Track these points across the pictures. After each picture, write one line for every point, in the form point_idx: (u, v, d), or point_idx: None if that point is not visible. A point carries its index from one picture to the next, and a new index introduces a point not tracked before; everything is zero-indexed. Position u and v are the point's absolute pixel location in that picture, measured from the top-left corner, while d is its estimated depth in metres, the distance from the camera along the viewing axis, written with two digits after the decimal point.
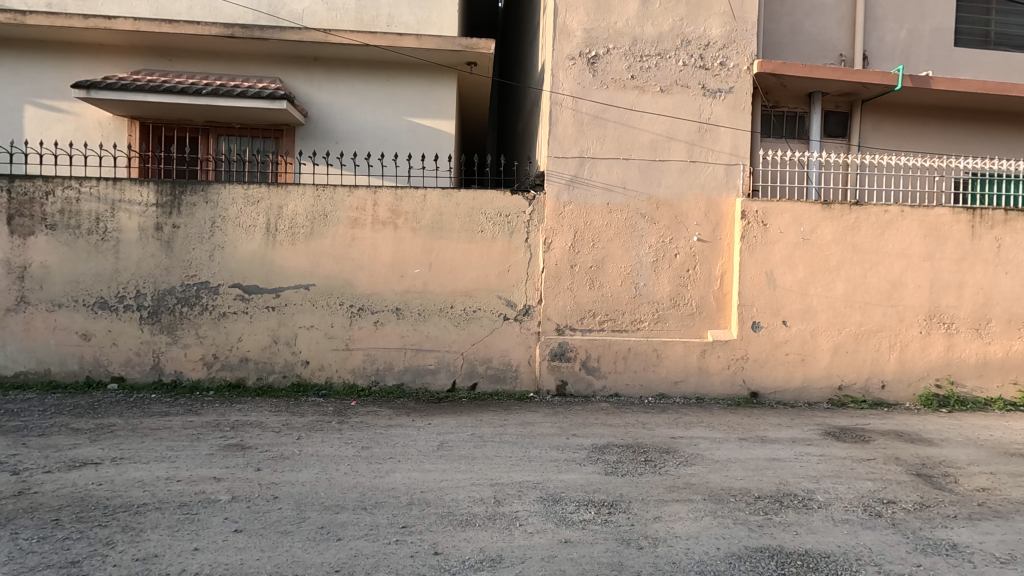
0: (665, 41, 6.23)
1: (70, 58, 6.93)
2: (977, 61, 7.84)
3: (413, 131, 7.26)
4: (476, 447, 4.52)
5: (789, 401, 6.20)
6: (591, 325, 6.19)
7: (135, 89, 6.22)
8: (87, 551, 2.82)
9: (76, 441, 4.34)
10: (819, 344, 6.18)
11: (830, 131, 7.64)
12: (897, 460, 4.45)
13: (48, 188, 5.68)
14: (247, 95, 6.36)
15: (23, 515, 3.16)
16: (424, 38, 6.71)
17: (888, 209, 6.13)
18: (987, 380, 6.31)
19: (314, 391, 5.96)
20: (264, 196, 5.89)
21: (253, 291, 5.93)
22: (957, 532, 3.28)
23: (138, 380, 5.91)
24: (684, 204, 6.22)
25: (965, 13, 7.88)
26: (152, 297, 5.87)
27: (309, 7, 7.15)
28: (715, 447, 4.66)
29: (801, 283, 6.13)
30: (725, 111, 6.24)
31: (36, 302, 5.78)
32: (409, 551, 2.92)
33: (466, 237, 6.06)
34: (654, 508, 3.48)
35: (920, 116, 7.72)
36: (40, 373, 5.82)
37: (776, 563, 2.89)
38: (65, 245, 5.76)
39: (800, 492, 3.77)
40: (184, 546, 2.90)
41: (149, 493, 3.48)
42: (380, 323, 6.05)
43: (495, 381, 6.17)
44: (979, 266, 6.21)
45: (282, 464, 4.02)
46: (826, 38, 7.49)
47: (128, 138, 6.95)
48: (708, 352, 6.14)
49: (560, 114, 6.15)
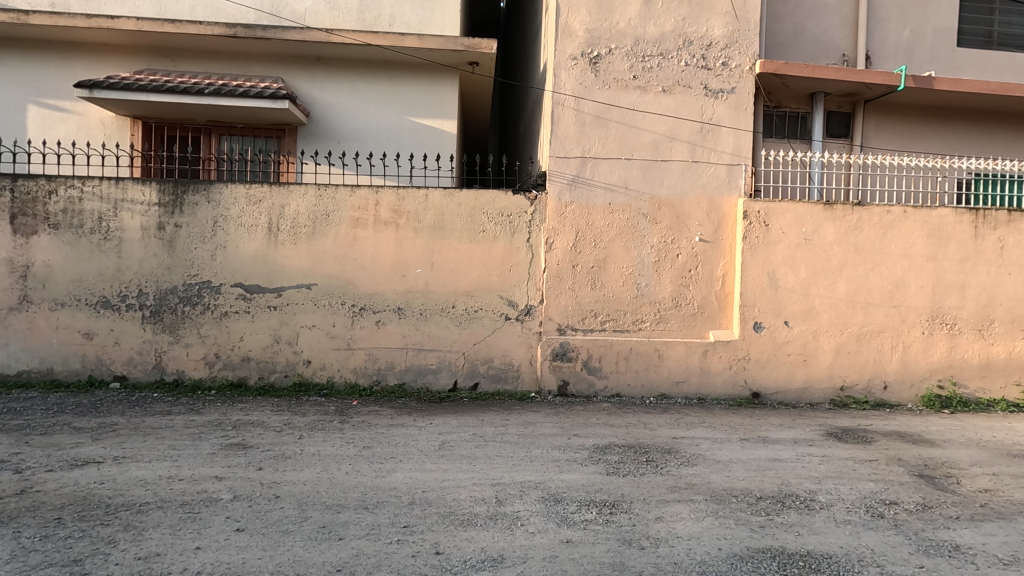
0: (668, 41, 6.22)
1: (73, 57, 6.94)
2: (980, 62, 7.83)
3: (414, 130, 7.26)
4: (477, 447, 4.52)
5: (791, 401, 6.20)
6: (593, 326, 6.19)
7: (138, 89, 6.23)
8: (89, 550, 2.82)
9: (78, 440, 4.35)
10: (820, 344, 6.17)
11: (831, 131, 7.63)
12: (898, 461, 4.45)
13: (50, 187, 5.69)
14: (249, 95, 6.36)
15: (25, 513, 3.17)
16: (426, 38, 6.71)
17: (890, 209, 6.11)
18: (989, 381, 6.29)
19: (316, 391, 5.96)
20: (266, 195, 5.90)
21: (254, 291, 5.94)
22: (960, 533, 3.27)
23: (140, 379, 5.92)
24: (686, 204, 6.22)
25: (968, 13, 7.86)
26: (154, 296, 5.87)
27: (311, 7, 7.15)
28: (716, 448, 4.66)
29: (803, 284, 6.12)
30: (727, 111, 6.23)
31: (39, 301, 5.79)
32: (410, 550, 2.92)
33: (467, 237, 6.06)
34: (655, 508, 3.47)
35: (922, 117, 7.71)
36: (42, 372, 5.83)
37: (778, 564, 2.89)
38: (67, 245, 5.77)
39: (802, 493, 3.76)
40: (186, 545, 2.90)
41: (151, 492, 3.49)
42: (381, 322, 6.05)
43: (496, 381, 6.17)
44: (981, 267, 6.20)
45: (284, 463, 4.02)
46: (829, 38, 7.48)
47: (131, 137, 6.96)
48: (709, 353, 6.13)
49: (562, 114, 6.15)
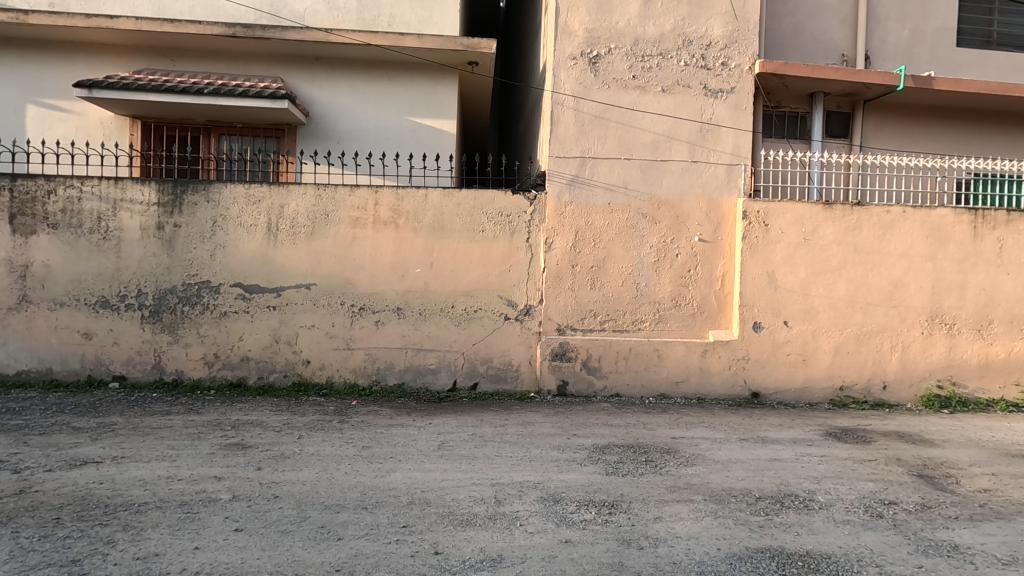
0: (667, 41, 6.22)
1: (72, 57, 6.93)
2: (980, 61, 7.83)
3: (414, 130, 7.26)
4: (477, 447, 4.52)
5: (790, 401, 6.20)
6: (592, 326, 6.19)
7: (137, 89, 6.22)
8: (88, 550, 2.82)
9: (78, 440, 4.34)
10: (819, 344, 6.17)
11: (831, 131, 7.64)
12: (898, 461, 4.45)
13: (49, 187, 5.68)
14: (248, 95, 6.36)
15: (24, 513, 3.17)
16: (426, 38, 6.71)
17: (890, 209, 6.11)
18: (989, 381, 6.29)
19: (315, 390, 5.95)
20: (266, 195, 5.90)
21: (254, 290, 5.94)
22: (959, 533, 3.27)
23: (139, 379, 5.91)
24: (685, 204, 6.22)
25: (967, 13, 7.86)
26: (153, 296, 5.87)
27: (311, 6, 7.15)
28: (715, 448, 4.66)
29: (803, 283, 6.12)
30: (726, 111, 6.23)
31: (39, 301, 5.79)
32: (409, 550, 2.92)
33: (467, 237, 6.06)
34: (654, 508, 3.47)
35: (922, 117, 7.71)
36: (41, 372, 5.82)
37: (777, 563, 2.89)
38: (67, 245, 5.76)
39: (801, 493, 3.77)
40: (184, 545, 2.90)
41: (150, 492, 3.49)
42: (380, 322, 6.05)
43: (496, 381, 6.16)
44: (981, 267, 6.20)
45: (283, 463, 4.02)
46: (828, 38, 7.48)
47: (130, 138, 6.96)
48: (709, 353, 6.13)
49: (562, 113, 6.14)
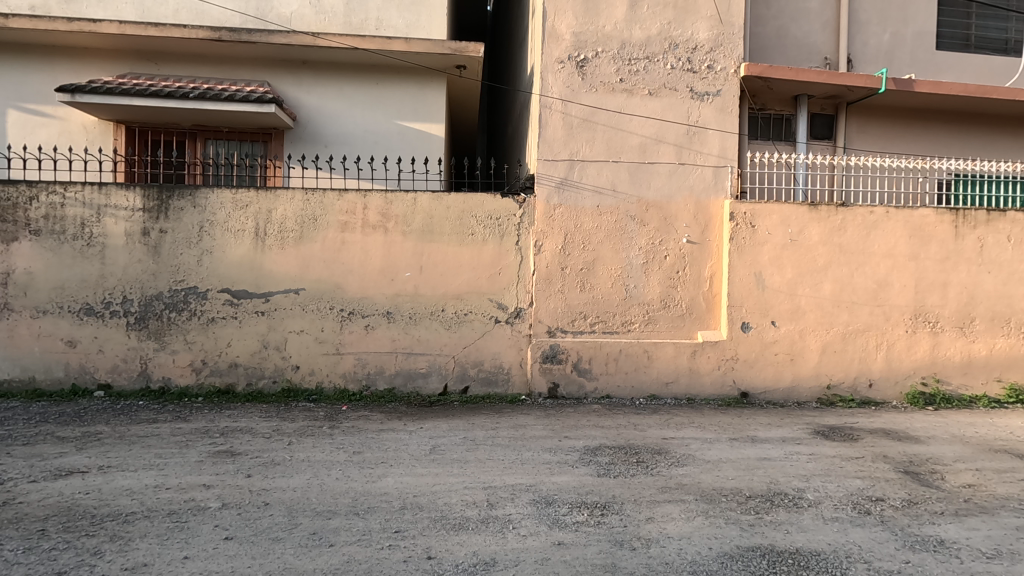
0: (654, 44, 6.27)
1: (53, 60, 6.84)
2: (958, 65, 7.98)
3: (402, 134, 7.26)
4: (469, 450, 4.52)
5: (779, 401, 6.25)
6: (582, 327, 6.21)
7: (121, 94, 6.15)
8: (74, 561, 2.79)
9: (62, 450, 4.29)
10: (806, 344, 6.24)
11: (817, 133, 7.77)
12: (885, 458, 4.50)
13: (32, 193, 5.62)
14: (233, 99, 6.29)
15: (8, 525, 3.12)
16: (413, 42, 6.72)
17: (873, 210, 6.20)
18: (972, 378, 6.39)
19: (306, 396, 5.92)
20: (253, 200, 5.86)
21: (242, 296, 5.89)
22: (945, 529, 3.31)
23: (124, 388, 5.84)
24: (673, 206, 6.26)
25: (946, 17, 7.99)
26: (139, 303, 5.81)
27: (298, 10, 7.11)
28: (705, 447, 4.70)
29: (789, 283, 6.19)
30: (713, 114, 6.29)
31: (20, 309, 5.71)
32: (402, 555, 2.92)
33: (456, 240, 6.05)
34: (646, 509, 3.49)
35: (903, 119, 7.82)
36: (24, 381, 5.74)
37: (768, 562, 2.92)
38: (50, 251, 5.69)
39: (791, 491, 3.81)
40: (174, 554, 2.88)
41: (137, 502, 3.45)
42: (371, 326, 6.03)
43: (486, 384, 6.16)
44: (962, 265, 6.31)
45: (273, 470, 3.99)
46: (811, 42, 7.58)
47: (114, 142, 6.90)
48: (698, 353, 6.18)
49: (550, 117, 6.16)
